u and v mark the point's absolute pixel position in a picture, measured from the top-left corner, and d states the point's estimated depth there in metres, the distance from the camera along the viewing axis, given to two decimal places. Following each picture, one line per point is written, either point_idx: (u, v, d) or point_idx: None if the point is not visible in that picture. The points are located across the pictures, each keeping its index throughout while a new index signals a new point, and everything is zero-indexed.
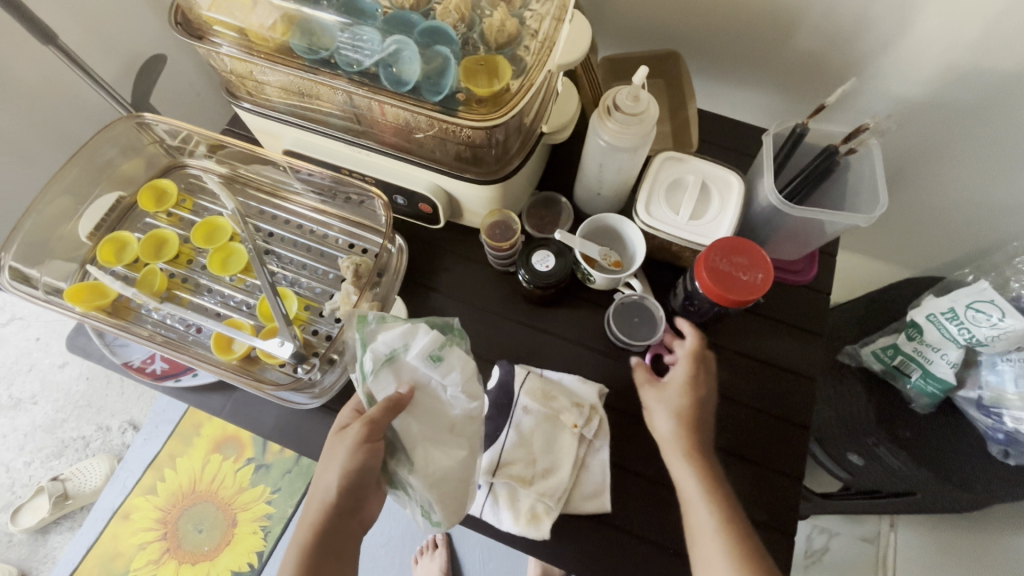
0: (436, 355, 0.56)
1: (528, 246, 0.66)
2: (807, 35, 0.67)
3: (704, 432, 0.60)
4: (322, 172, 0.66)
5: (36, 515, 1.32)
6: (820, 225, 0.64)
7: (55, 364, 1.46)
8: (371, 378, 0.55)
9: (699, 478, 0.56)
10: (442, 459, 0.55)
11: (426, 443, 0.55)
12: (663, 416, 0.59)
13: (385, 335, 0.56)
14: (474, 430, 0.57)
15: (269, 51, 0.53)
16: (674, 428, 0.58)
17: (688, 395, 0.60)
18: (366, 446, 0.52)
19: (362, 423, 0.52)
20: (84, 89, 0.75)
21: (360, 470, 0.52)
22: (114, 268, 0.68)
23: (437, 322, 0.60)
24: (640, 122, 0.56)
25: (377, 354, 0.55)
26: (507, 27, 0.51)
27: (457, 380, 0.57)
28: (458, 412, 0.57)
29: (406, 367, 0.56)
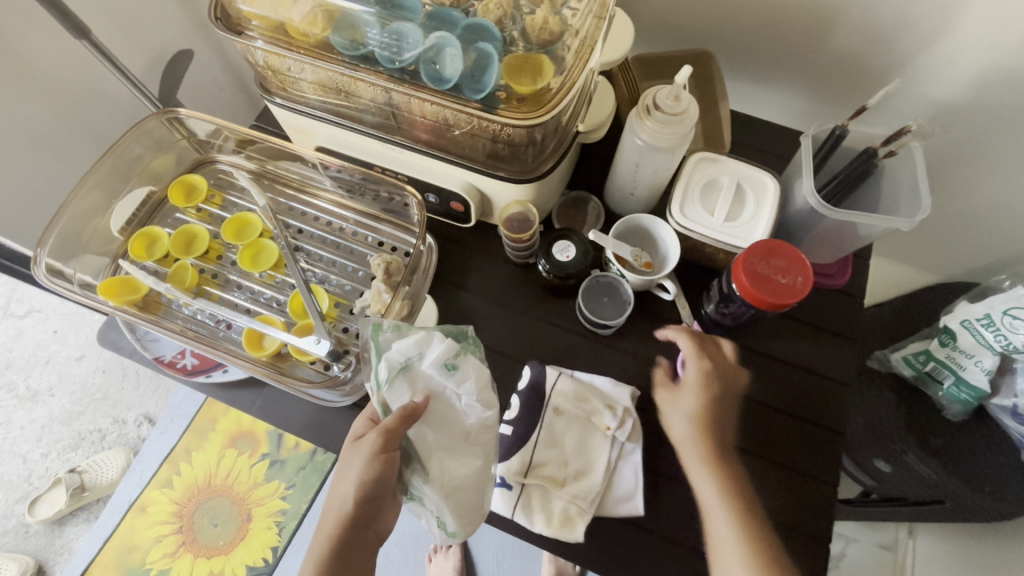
0: (450, 363, 0.56)
1: (548, 237, 0.66)
2: (844, 35, 0.66)
3: (724, 434, 0.63)
4: (353, 168, 0.66)
5: (53, 506, 1.33)
6: (857, 228, 0.63)
7: (72, 357, 1.47)
8: (385, 388, 0.54)
9: (717, 482, 0.60)
10: (458, 468, 0.54)
11: (441, 452, 0.54)
12: (678, 420, 0.62)
13: (399, 343, 0.56)
14: (489, 438, 0.56)
15: (309, 46, 0.53)
16: (691, 433, 0.62)
17: (705, 400, 0.64)
18: (382, 455, 0.52)
19: (379, 433, 0.52)
20: (115, 83, 0.76)
21: (377, 481, 0.52)
22: (144, 263, 0.68)
23: (452, 330, 0.59)
24: (680, 122, 0.55)
25: (391, 362, 0.54)
26: (549, 25, 0.50)
27: (471, 388, 0.56)
28: (472, 421, 0.56)
29: (420, 377, 0.55)
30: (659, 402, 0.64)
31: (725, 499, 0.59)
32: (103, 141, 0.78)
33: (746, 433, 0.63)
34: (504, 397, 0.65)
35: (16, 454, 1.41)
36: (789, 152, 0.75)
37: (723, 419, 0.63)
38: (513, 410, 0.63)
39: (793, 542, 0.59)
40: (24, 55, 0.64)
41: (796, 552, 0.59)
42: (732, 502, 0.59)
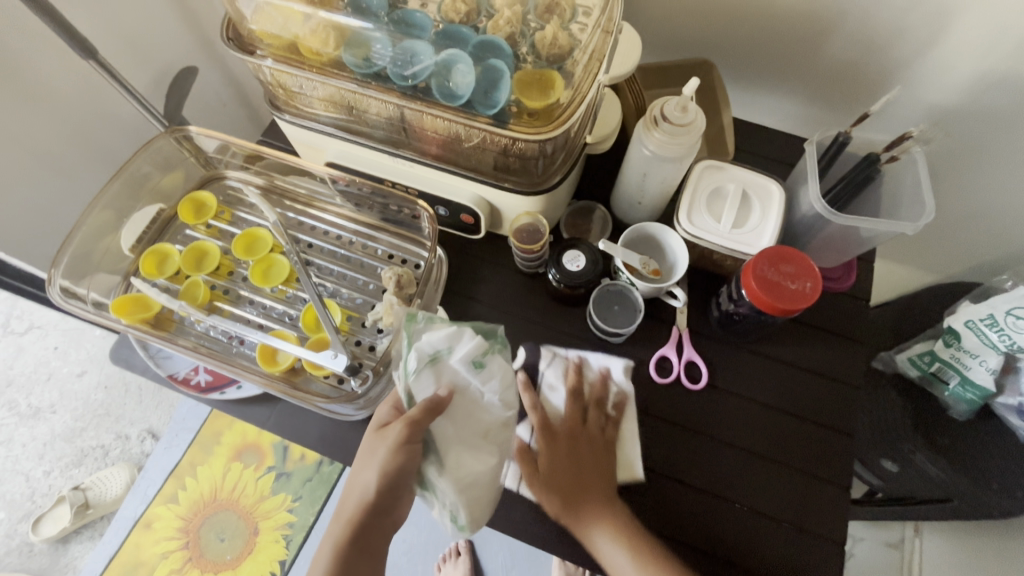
0: (478, 360, 0.56)
1: (557, 247, 0.66)
2: (841, 44, 0.68)
3: (605, 488, 0.60)
4: (364, 182, 0.66)
5: (57, 524, 1.32)
6: (861, 233, 0.64)
7: (73, 373, 1.46)
8: (412, 378, 0.54)
9: (621, 544, 0.56)
10: (475, 465, 0.54)
11: (459, 447, 0.54)
12: (538, 492, 0.60)
13: (430, 335, 0.56)
14: (506, 439, 0.57)
15: (321, 65, 0.54)
16: (549, 494, 0.60)
17: (549, 464, 0.61)
18: (406, 447, 0.52)
19: (404, 424, 0.52)
20: (122, 102, 0.76)
21: (400, 471, 0.52)
22: (156, 281, 0.68)
23: (482, 328, 0.59)
24: (687, 132, 0.56)
25: (421, 353, 0.55)
26: (559, 41, 0.51)
27: (495, 387, 0.56)
28: (493, 417, 0.56)
29: (447, 370, 0.55)
30: (672, 409, 0.65)
31: (623, 547, 0.56)
32: (109, 159, 0.78)
33: (757, 437, 0.64)
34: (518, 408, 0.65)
35: (18, 472, 1.40)
36: (792, 158, 0.76)
37: (729, 424, 0.64)
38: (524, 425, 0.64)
39: (808, 545, 0.60)
40: (30, 75, 0.64)
41: (807, 553, 0.60)
42: (636, 555, 0.55)
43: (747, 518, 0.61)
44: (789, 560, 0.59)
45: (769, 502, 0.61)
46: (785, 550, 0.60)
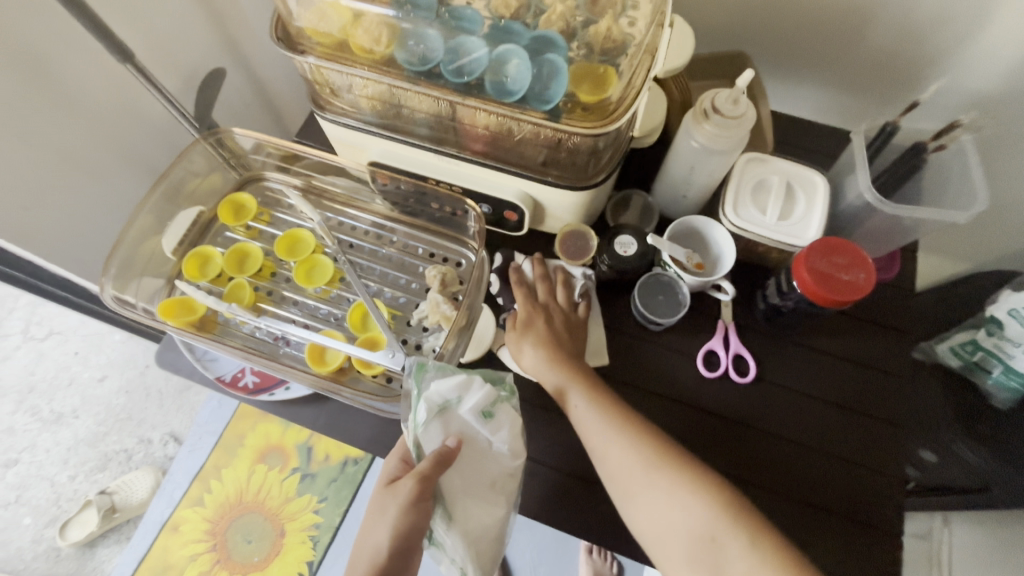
0: (487, 412, 0.57)
1: (607, 233, 0.67)
2: (882, 32, 0.67)
3: (578, 357, 0.62)
4: (407, 181, 0.66)
5: (84, 528, 1.33)
6: (907, 223, 0.64)
7: (94, 378, 1.46)
8: (422, 429, 0.55)
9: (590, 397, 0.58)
10: (481, 516, 0.57)
11: (466, 499, 0.57)
12: (528, 350, 0.62)
13: (439, 384, 0.57)
14: (514, 487, 0.59)
15: (372, 63, 0.54)
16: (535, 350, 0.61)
17: (537, 330, 0.63)
18: (416, 506, 0.53)
19: (415, 481, 0.53)
20: (156, 105, 0.76)
21: (410, 531, 0.54)
22: (199, 283, 0.68)
23: (490, 375, 0.60)
24: (738, 124, 0.56)
25: (431, 403, 0.56)
26: (613, 34, 0.51)
27: (504, 436, 0.57)
28: (502, 468, 0.57)
29: (456, 419, 0.57)
30: (719, 402, 0.65)
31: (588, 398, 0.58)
32: (144, 163, 0.78)
33: (806, 430, 0.64)
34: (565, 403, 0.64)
35: (43, 477, 1.41)
36: (830, 149, 0.75)
37: (776, 417, 0.64)
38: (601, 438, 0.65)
39: (862, 536, 0.60)
40: (71, 79, 0.63)
41: (859, 545, 0.59)
42: (601, 405, 0.57)
43: (797, 510, 0.60)
44: (843, 551, 0.59)
45: (821, 494, 0.61)
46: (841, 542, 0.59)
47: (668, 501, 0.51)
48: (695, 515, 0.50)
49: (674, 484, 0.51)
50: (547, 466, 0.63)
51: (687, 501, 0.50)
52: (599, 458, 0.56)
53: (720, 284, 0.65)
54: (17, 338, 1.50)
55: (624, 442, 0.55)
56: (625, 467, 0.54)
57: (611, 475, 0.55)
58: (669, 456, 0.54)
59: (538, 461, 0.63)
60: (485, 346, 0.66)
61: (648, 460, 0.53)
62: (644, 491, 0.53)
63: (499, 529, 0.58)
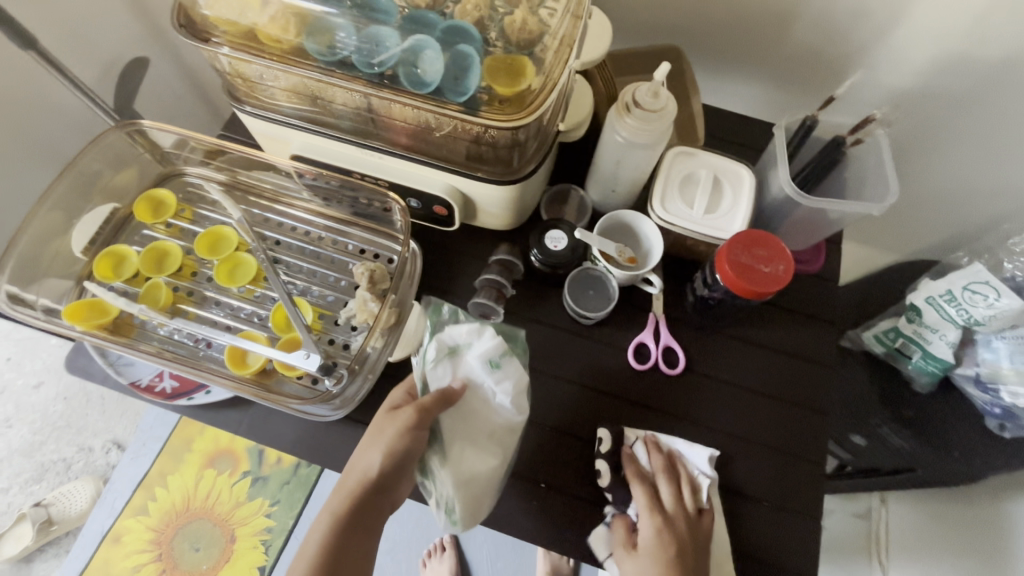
0: (494, 361, 0.58)
1: (541, 226, 0.67)
2: (804, 28, 0.69)
3: (700, 540, 0.57)
4: (332, 175, 0.64)
5: (19, 543, 1.26)
6: (828, 214, 0.66)
7: (28, 385, 1.39)
8: (430, 365, 0.58)
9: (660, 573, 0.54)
10: (476, 462, 0.56)
11: (463, 441, 0.56)
12: (646, 522, 0.57)
13: (452, 329, 0.60)
14: (511, 443, 0.58)
15: (281, 52, 0.51)
16: (649, 515, 0.57)
17: (676, 515, 0.57)
18: (414, 431, 0.53)
19: (415, 409, 0.54)
20: (67, 95, 0.72)
21: (405, 453, 0.53)
22: (112, 284, 0.64)
23: (504, 331, 0.62)
24: (659, 117, 0.56)
25: (442, 343, 0.59)
26: (529, 26, 0.50)
27: (508, 388, 0.57)
28: (501, 418, 0.57)
29: (464, 364, 0.59)
30: (651, 395, 0.65)
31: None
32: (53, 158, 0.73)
33: (732, 419, 0.65)
34: None
35: None
36: (759, 143, 0.77)
37: (707, 407, 0.65)
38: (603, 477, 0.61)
39: (786, 519, 0.62)
40: None
41: (783, 530, 0.61)
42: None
43: (724, 496, 0.62)
44: (771, 537, 0.61)
45: (748, 481, 0.63)
46: (782, 546, 0.61)
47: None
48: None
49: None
50: None
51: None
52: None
53: (649, 277, 0.66)
54: None
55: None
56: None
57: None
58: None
59: None
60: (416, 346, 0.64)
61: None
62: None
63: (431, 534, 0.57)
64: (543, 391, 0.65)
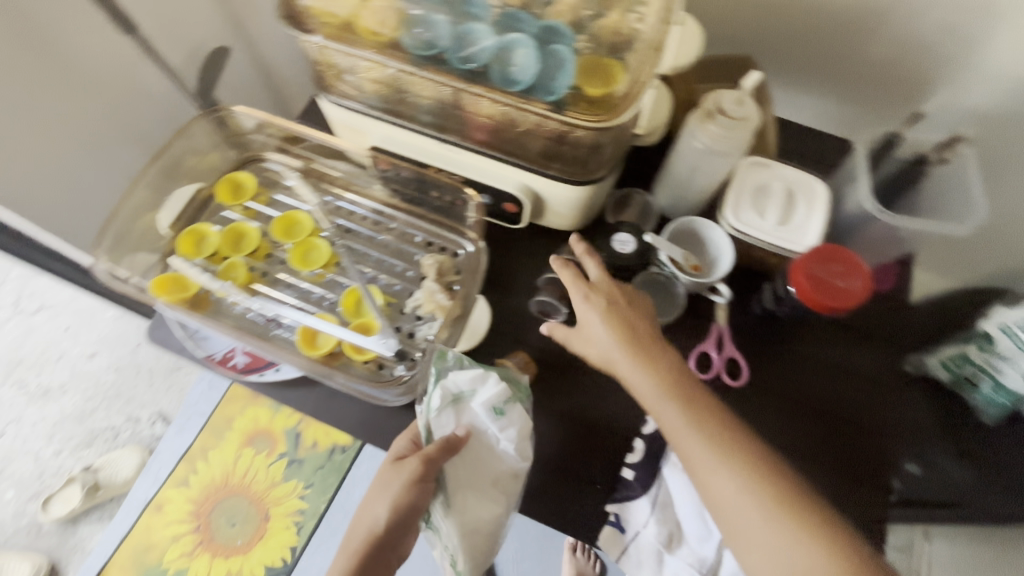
0: (499, 409, 0.57)
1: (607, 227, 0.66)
2: (887, 43, 0.67)
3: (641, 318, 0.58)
4: (407, 167, 0.66)
5: (66, 504, 1.31)
6: (905, 234, 0.64)
7: (84, 354, 1.45)
8: (434, 414, 0.57)
9: (689, 414, 0.52)
10: (480, 511, 0.57)
11: (467, 491, 0.58)
12: (639, 372, 0.54)
13: (457, 374, 0.58)
14: (516, 489, 0.58)
15: (377, 45, 0.53)
16: (616, 344, 0.56)
17: (623, 315, 0.57)
18: (417, 487, 0.56)
19: (420, 461, 0.55)
20: (156, 80, 0.75)
21: (408, 509, 0.56)
22: (194, 260, 0.67)
23: (507, 373, 0.60)
24: (743, 126, 0.56)
25: (446, 391, 0.58)
26: (621, 29, 0.51)
27: (512, 436, 0.57)
28: (506, 468, 0.57)
29: (468, 411, 0.58)
30: None
31: (693, 417, 0.52)
32: (140, 139, 0.77)
33: (789, 439, 0.64)
34: (556, 399, 0.64)
35: (28, 452, 1.39)
36: (831, 157, 0.75)
37: (768, 421, 0.65)
38: (635, 454, 0.60)
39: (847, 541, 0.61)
40: (73, 48, 0.63)
41: None
42: (705, 431, 0.51)
43: None
44: None
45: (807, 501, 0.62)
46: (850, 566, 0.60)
47: (776, 542, 0.46)
48: (801, 555, 0.45)
49: (774, 514, 0.47)
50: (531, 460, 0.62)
51: (790, 542, 0.46)
52: (698, 479, 0.51)
53: (716, 286, 0.65)
54: (8, 311, 1.50)
55: (736, 476, 0.49)
56: (718, 496, 0.49)
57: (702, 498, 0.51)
58: (782, 496, 0.48)
59: None
60: (479, 337, 0.66)
61: (750, 487, 0.48)
62: (755, 535, 0.47)
63: (482, 532, 0.58)
64: (602, 396, 0.64)
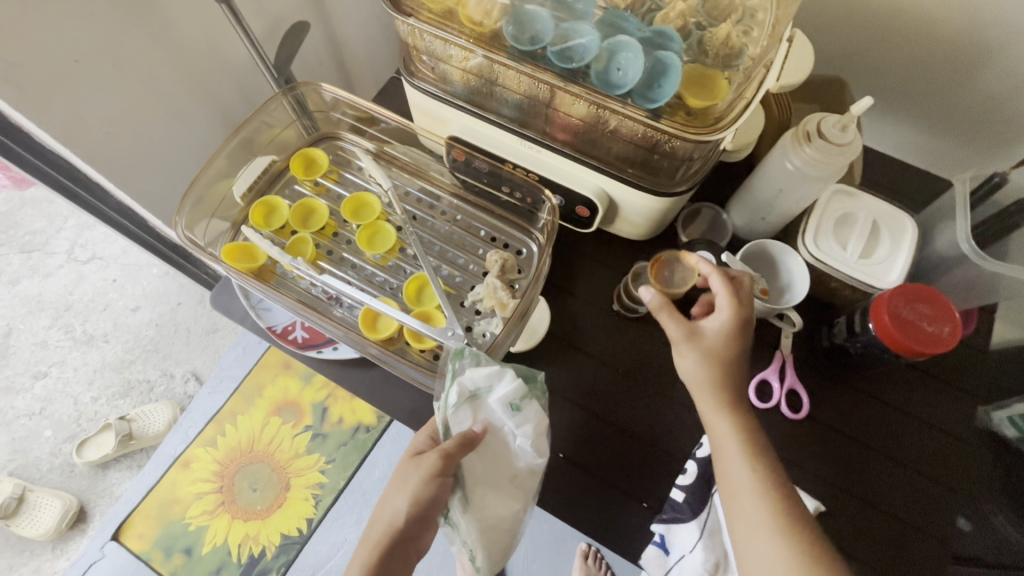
0: (515, 405, 0.55)
1: (689, 244, 0.66)
2: (994, 80, 0.64)
3: (742, 371, 0.56)
4: (483, 160, 0.65)
5: (100, 450, 1.35)
6: (996, 283, 0.61)
7: (128, 307, 1.49)
8: (451, 411, 0.55)
9: (756, 466, 0.52)
10: (498, 508, 0.57)
11: (485, 486, 0.57)
12: (717, 411, 0.54)
13: (473, 371, 0.55)
14: (533, 485, 0.58)
15: (477, 35, 0.53)
16: (705, 374, 0.55)
17: (723, 353, 0.55)
18: (438, 479, 0.54)
19: (439, 455, 0.54)
20: (239, 48, 0.76)
21: (429, 500, 0.55)
22: (262, 231, 0.68)
23: (523, 369, 0.58)
24: (842, 152, 0.54)
25: (463, 388, 0.55)
26: (731, 41, 0.49)
27: (528, 433, 0.56)
28: (523, 464, 0.57)
29: (484, 408, 0.56)
30: (773, 436, 0.63)
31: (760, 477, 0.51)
32: (219, 105, 0.78)
33: (851, 476, 0.62)
34: (609, 409, 0.63)
35: (68, 394, 1.43)
36: (912, 193, 0.73)
37: (821, 458, 0.62)
38: (687, 475, 0.59)
39: None
40: (169, 11, 0.64)
41: None
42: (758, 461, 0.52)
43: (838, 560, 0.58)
44: None
45: (867, 547, 0.59)
46: None
47: None
48: None
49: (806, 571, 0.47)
50: (580, 468, 0.61)
51: None
52: (738, 519, 0.51)
53: (787, 314, 0.63)
54: (61, 257, 1.55)
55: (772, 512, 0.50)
56: (761, 561, 0.49)
57: (742, 557, 0.51)
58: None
59: (571, 461, 0.61)
60: (537, 339, 0.65)
61: (786, 533, 0.48)
62: None
63: (513, 521, 0.58)
64: (659, 410, 0.63)
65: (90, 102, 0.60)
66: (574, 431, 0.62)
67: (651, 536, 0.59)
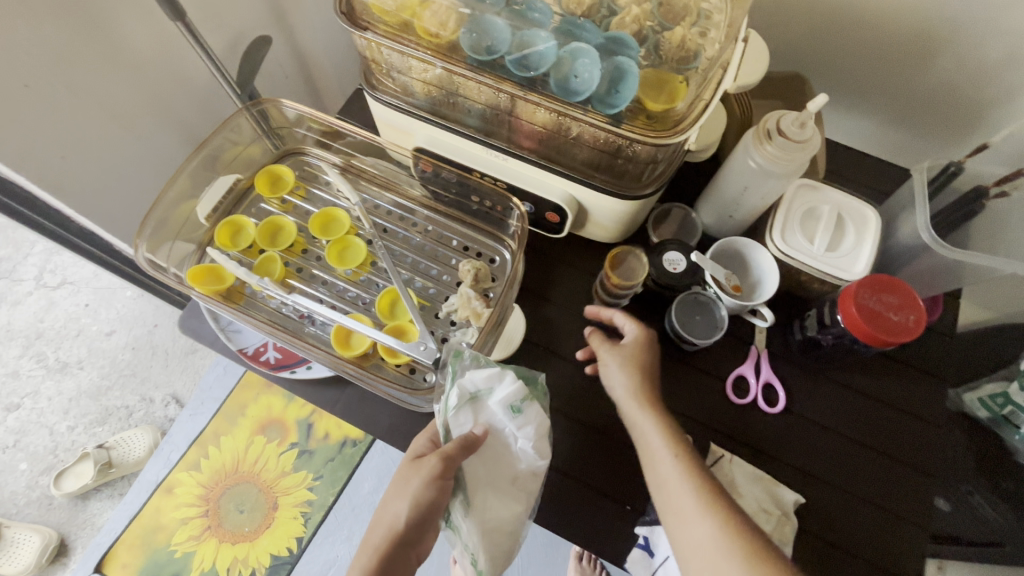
0: (516, 407, 0.56)
1: (659, 244, 0.66)
2: (950, 70, 0.65)
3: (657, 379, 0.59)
4: (450, 170, 0.64)
5: (79, 480, 1.31)
6: (959, 269, 0.63)
7: (102, 332, 1.46)
8: (452, 413, 0.55)
9: (683, 461, 0.52)
10: (499, 509, 0.56)
11: (487, 487, 0.56)
12: (642, 413, 0.56)
13: (473, 372, 0.56)
14: (535, 486, 0.57)
15: (435, 48, 0.53)
16: (627, 385, 0.57)
17: (639, 360, 0.59)
18: (438, 482, 0.53)
19: (440, 458, 0.53)
20: (199, 66, 0.75)
21: (430, 504, 0.54)
22: (229, 252, 0.67)
23: (524, 372, 0.59)
24: (802, 148, 0.55)
25: (463, 390, 0.55)
26: (687, 44, 0.49)
27: (530, 434, 0.56)
28: (524, 466, 0.56)
29: (485, 410, 0.56)
30: (752, 432, 0.64)
31: (684, 461, 0.52)
32: (181, 125, 0.76)
33: (831, 466, 0.63)
34: (589, 414, 0.63)
35: (42, 425, 1.39)
36: (875, 184, 0.74)
37: (799, 450, 0.63)
38: None
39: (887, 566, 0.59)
40: (123, 32, 0.63)
41: None
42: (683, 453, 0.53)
43: (820, 550, 0.59)
44: None
45: (850, 538, 0.60)
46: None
47: None
48: None
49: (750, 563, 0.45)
50: (562, 474, 0.61)
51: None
52: (673, 517, 0.51)
53: (759, 310, 0.64)
54: (30, 284, 1.51)
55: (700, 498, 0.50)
56: (696, 544, 0.48)
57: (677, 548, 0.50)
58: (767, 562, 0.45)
59: (553, 469, 0.61)
60: (513, 347, 0.65)
61: (715, 516, 0.48)
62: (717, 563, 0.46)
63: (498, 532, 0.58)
64: None
65: (43, 129, 0.58)
66: (556, 435, 0.63)
67: (636, 539, 0.59)
